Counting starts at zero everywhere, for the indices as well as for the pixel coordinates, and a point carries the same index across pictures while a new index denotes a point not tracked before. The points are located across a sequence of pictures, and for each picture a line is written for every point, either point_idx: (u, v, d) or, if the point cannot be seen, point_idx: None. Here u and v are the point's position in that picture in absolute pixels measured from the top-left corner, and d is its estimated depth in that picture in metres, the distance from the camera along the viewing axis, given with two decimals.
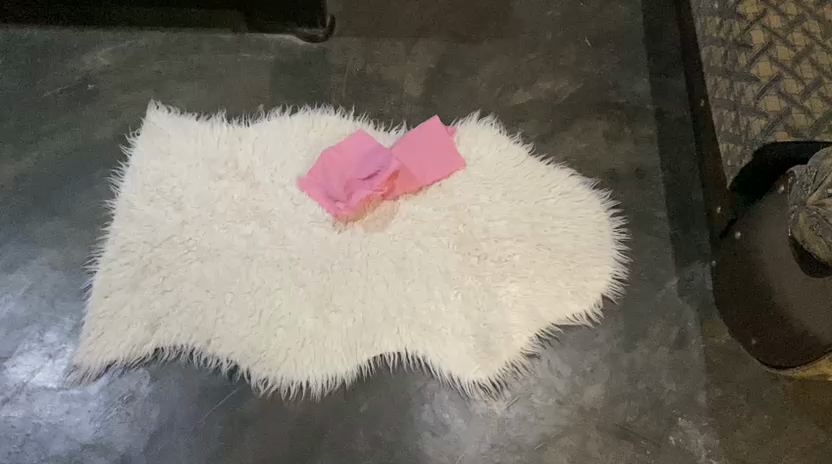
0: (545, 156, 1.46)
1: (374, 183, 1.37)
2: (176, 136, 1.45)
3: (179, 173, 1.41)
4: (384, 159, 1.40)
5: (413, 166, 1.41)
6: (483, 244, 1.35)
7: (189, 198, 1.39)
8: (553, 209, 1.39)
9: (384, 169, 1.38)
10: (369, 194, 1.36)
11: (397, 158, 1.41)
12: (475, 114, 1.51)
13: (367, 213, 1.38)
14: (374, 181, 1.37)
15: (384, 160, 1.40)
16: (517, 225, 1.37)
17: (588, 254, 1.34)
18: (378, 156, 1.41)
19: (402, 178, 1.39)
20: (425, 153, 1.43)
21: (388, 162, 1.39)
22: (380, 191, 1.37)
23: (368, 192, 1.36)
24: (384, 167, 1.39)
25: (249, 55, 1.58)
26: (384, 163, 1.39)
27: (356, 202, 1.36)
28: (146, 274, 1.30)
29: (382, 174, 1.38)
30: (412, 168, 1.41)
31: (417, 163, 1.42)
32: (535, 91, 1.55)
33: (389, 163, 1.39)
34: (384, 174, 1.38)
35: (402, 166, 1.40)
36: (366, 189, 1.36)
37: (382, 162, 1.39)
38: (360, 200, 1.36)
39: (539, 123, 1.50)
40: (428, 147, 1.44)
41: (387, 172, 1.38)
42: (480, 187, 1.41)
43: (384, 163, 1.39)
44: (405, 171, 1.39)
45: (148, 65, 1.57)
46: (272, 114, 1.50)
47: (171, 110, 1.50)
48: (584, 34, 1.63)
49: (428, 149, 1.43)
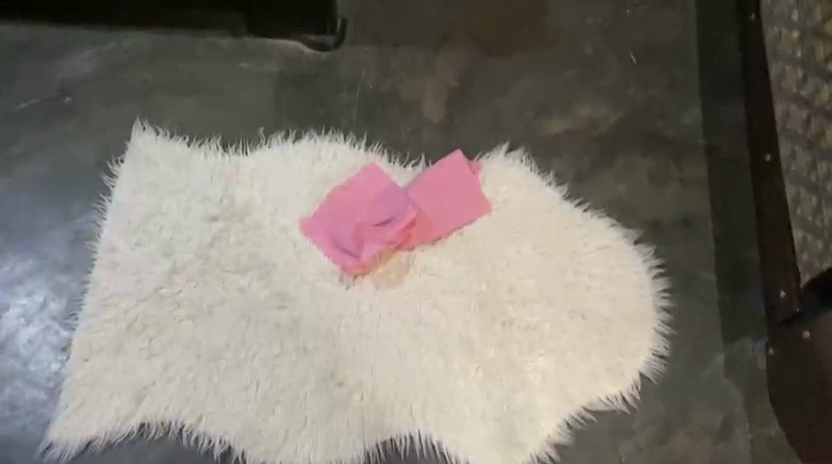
0: (581, 200, 1.29)
1: (386, 234, 1.22)
2: (165, 166, 1.29)
3: (169, 212, 1.25)
4: (398, 204, 1.24)
5: (431, 210, 1.25)
6: (509, 307, 1.20)
7: (180, 243, 1.23)
8: (589, 267, 1.23)
9: (398, 217, 1.23)
10: (381, 247, 1.22)
11: (413, 202, 1.25)
12: (502, 146, 1.33)
13: (380, 267, 1.23)
14: (386, 233, 1.22)
15: (399, 206, 1.24)
16: (547, 285, 1.21)
17: (626, 323, 1.19)
18: (392, 199, 1.25)
19: (417, 227, 1.24)
20: (445, 194, 1.26)
21: (402, 208, 1.24)
22: (393, 243, 1.22)
23: (379, 246, 1.22)
24: (398, 215, 1.23)
25: (248, 64, 1.38)
26: (398, 210, 1.24)
27: (367, 257, 1.22)
28: (131, 334, 1.17)
29: (396, 223, 1.22)
30: (430, 213, 1.25)
31: (436, 207, 1.25)
32: (572, 117, 1.36)
33: (403, 210, 1.23)
34: (398, 223, 1.22)
35: (419, 212, 1.24)
36: (377, 242, 1.22)
37: (396, 209, 1.24)
38: (370, 255, 1.22)
39: (574, 158, 1.33)
40: (448, 188, 1.27)
41: (401, 221, 1.22)
42: (508, 237, 1.25)
43: (398, 210, 1.23)
44: (421, 219, 1.24)
45: (134, 73, 1.37)
46: (273, 140, 1.32)
47: (159, 132, 1.32)
48: (631, 47, 1.42)
49: (448, 189, 1.27)
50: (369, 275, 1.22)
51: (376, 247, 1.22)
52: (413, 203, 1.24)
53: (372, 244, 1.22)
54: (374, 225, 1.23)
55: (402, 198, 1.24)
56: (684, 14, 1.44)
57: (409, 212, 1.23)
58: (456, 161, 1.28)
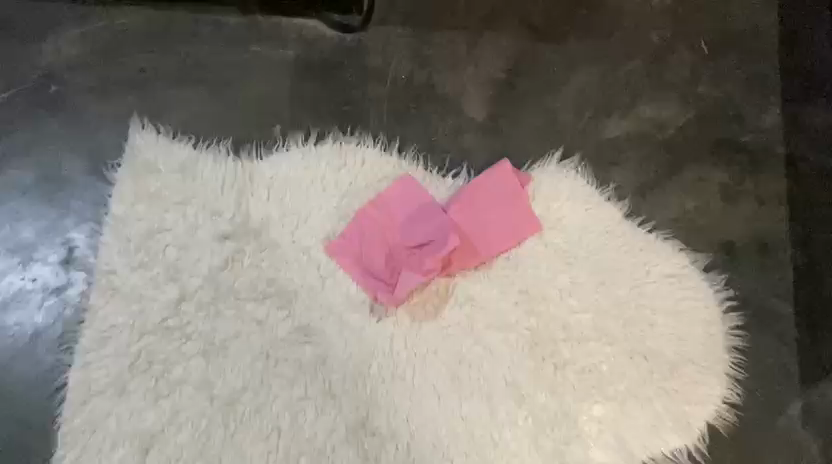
0: (644, 219, 1.13)
1: (424, 259, 1.06)
2: (168, 173, 1.12)
3: (174, 228, 1.10)
4: (437, 225, 1.08)
5: (474, 232, 1.09)
6: (562, 347, 1.06)
7: (187, 265, 1.08)
8: (653, 300, 1.09)
9: (438, 240, 1.07)
10: (419, 275, 1.06)
11: (454, 223, 1.09)
12: (555, 154, 1.16)
13: (416, 297, 1.07)
14: (424, 258, 1.06)
15: (438, 227, 1.08)
16: (606, 320, 1.07)
17: (693, 366, 1.06)
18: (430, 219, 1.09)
19: (459, 251, 1.08)
20: (490, 212, 1.10)
21: (442, 230, 1.08)
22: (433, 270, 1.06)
23: (417, 273, 1.06)
24: (438, 238, 1.08)
25: (261, 50, 1.19)
26: (437, 231, 1.08)
27: (402, 286, 1.06)
28: (134, 373, 1.03)
29: (435, 247, 1.07)
30: (473, 235, 1.09)
31: (480, 227, 1.09)
32: (635, 119, 1.18)
33: (443, 232, 1.08)
34: (438, 247, 1.07)
35: (460, 234, 1.09)
36: (414, 269, 1.06)
37: (435, 230, 1.08)
38: (406, 284, 1.06)
39: (637, 167, 1.16)
40: (494, 205, 1.11)
41: (442, 245, 1.06)
42: (562, 264, 1.09)
43: (437, 232, 1.08)
44: (463, 242, 1.08)
45: (131, 58, 1.18)
46: (292, 143, 1.15)
47: (161, 132, 1.15)
48: (702, 35, 1.23)
49: (494, 207, 1.11)
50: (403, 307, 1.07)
51: (413, 275, 1.06)
52: (453, 224, 1.09)
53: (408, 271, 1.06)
54: (408, 249, 1.08)
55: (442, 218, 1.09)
56: None
57: (450, 234, 1.07)
58: (503, 173, 1.12)
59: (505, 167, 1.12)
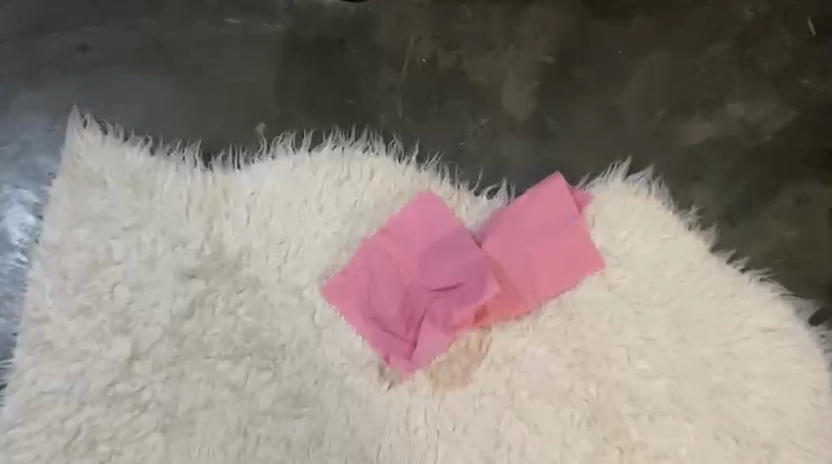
0: (733, 254, 0.88)
1: (450, 308, 0.82)
2: (117, 187, 0.86)
3: (125, 262, 0.84)
4: (469, 262, 0.83)
5: (518, 270, 0.84)
6: (630, 424, 0.82)
7: (142, 311, 0.83)
8: (744, 362, 0.84)
9: (470, 283, 0.82)
10: (444, 328, 0.82)
11: (491, 258, 0.84)
12: (621, 165, 0.90)
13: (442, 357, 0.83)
14: (451, 307, 0.82)
15: (470, 265, 0.83)
16: (686, 389, 0.83)
17: (796, 451, 0.82)
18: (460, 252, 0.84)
19: (498, 296, 0.83)
20: (539, 244, 0.84)
21: (475, 269, 0.83)
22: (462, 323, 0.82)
23: (442, 327, 0.82)
24: (470, 279, 0.82)
25: (240, 23, 0.92)
26: (469, 271, 0.83)
27: (423, 343, 0.82)
28: (71, 456, 0.79)
29: (467, 293, 0.82)
30: (517, 274, 0.84)
31: (526, 264, 0.84)
32: (722, 119, 0.92)
33: (477, 272, 0.82)
34: (470, 293, 0.82)
35: (499, 273, 0.83)
36: (439, 321, 0.82)
37: (467, 269, 0.83)
38: (428, 341, 0.82)
39: (725, 185, 0.90)
40: (544, 233, 0.84)
41: (475, 290, 0.82)
42: (629, 313, 0.85)
43: (469, 271, 0.83)
44: (503, 284, 0.83)
45: (70, 33, 0.91)
46: (279, 148, 0.88)
47: (109, 131, 0.88)
48: (809, 10, 0.95)
49: (545, 236, 0.84)
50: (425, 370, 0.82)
51: (437, 328, 0.82)
52: (490, 260, 0.84)
53: (431, 323, 0.82)
54: (431, 292, 0.83)
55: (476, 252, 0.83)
56: None
57: (485, 274, 0.82)
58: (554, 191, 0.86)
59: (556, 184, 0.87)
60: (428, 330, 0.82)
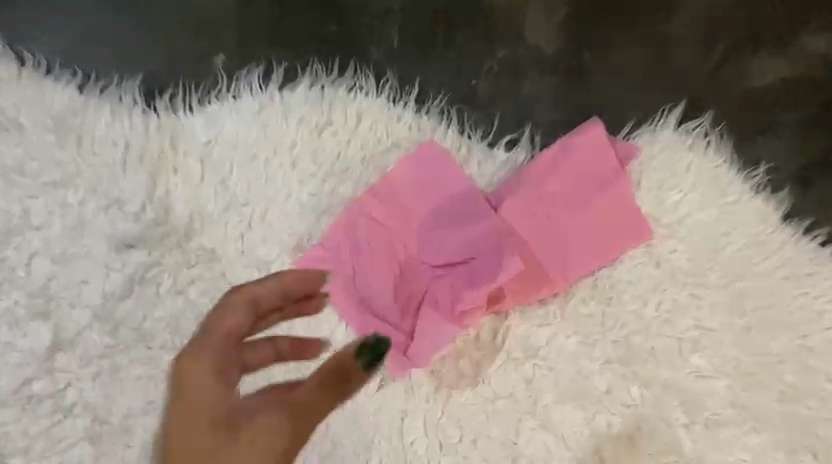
0: (812, 223, 0.71)
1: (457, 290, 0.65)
2: (36, 133, 0.68)
3: (45, 228, 0.66)
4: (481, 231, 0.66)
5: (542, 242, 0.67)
6: (680, 433, 0.66)
7: (67, 290, 0.66)
8: (825, 358, 0.67)
9: (482, 258, 0.65)
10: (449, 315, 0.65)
11: (509, 227, 0.66)
12: (673, 111, 0.72)
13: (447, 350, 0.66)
14: (458, 288, 0.65)
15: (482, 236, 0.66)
16: (751, 392, 0.66)
17: None
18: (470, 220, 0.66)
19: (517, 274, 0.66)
20: (570, 209, 0.67)
21: (489, 240, 0.66)
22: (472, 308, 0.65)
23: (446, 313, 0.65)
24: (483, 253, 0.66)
25: None
26: (482, 242, 0.66)
27: (422, 334, 0.65)
28: None
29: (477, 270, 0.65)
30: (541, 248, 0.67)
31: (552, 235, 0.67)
32: (802, 54, 0.72)
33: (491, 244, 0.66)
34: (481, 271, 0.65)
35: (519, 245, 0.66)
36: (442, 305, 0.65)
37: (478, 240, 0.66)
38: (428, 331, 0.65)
39: (802, 136, 0.72)
40: (575, 195, 0.67)
41: (488, 267, 0.65)
42: (681, 296, 0.67)
43: (482, 243, 0.66)
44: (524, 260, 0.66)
45: None
46: (244, 85, 0.70)
47: (28, 63, 0.70)
48: None
49: (576, 199, 0.67)
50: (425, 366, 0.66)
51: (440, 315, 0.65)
52: (507, 230, 0.66)
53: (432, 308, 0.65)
54: (432, 269, 0.66)
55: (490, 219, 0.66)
56: None
57: (502, 247, 0.65)
58: (590, 142, 0.68)
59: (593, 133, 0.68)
60: (429, 318, 0.65)
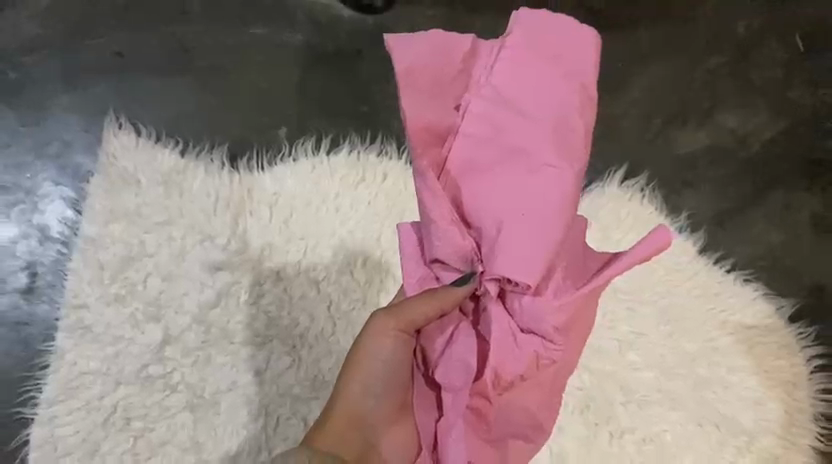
0: (720, 255, 0.96)
1: (472, 334, 0.55)
2: (149, 184, 0.93)
3: (156, 251, 0.91)
4: (418, 273, 0.57)
5: (520, 146, 0.52)
6: (619, 410, 0.89)
7: (172, 300, 0.90)
8: (727, 355, 0.91)
9: (479, 289, 0.53)
10: (465, 385, 0.54)
11: (455, 174, 0.53)
12: (617, 172, 0.96)
13: (490, 410, 0.55)
14: (455, 327, 0.56)
15: (425, 279, 0.57)
16: (672, 381, 0.90)
17: (773, 438, 0.89)
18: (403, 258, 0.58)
19: (520, 238, 0.50)
20: (488, 125, 0.53)
21: (437, 225, 0.52)
22: (521, 348, 0.53)
23: (461, 367, 0.54)
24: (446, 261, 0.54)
25: (266, 32, 1.01)
26: (438, 273, 0.55)
27: (446, 434, 0.55)
28: (108, 432, 0.87)
29: (500, 317, 0.53)
30: (577, 151, 0.51)
31: (534, 133, 0.52)
32: (715, 129, 1.00)
33: (445, 238, 0.52)
34: (520, 256, 0.49)
35: (479, 176, 0.53)
36: (452, 359, 0.55)
37: (422, 282, 0.57)
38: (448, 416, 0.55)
39: (716, 192, 0.98)
40: (483, 110, 0.53)
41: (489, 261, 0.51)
42: (621, 309, 0.92)
43: (438, 275, 0.56)
44: (578, 185, 0.51)
45: (105, 39, 1.00)
46: (299, 151, 0.95)
47: (142, 133, 0.96)
48: (796, 26, 1.04)
49: (551, 92, 0.52)
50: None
51: (438, 341, 0.58)
52: (426, 194, 0.51)
53: (443, 363, 0.56)
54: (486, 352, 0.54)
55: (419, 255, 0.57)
56: None
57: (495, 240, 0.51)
58: (439, 68, 0.52)
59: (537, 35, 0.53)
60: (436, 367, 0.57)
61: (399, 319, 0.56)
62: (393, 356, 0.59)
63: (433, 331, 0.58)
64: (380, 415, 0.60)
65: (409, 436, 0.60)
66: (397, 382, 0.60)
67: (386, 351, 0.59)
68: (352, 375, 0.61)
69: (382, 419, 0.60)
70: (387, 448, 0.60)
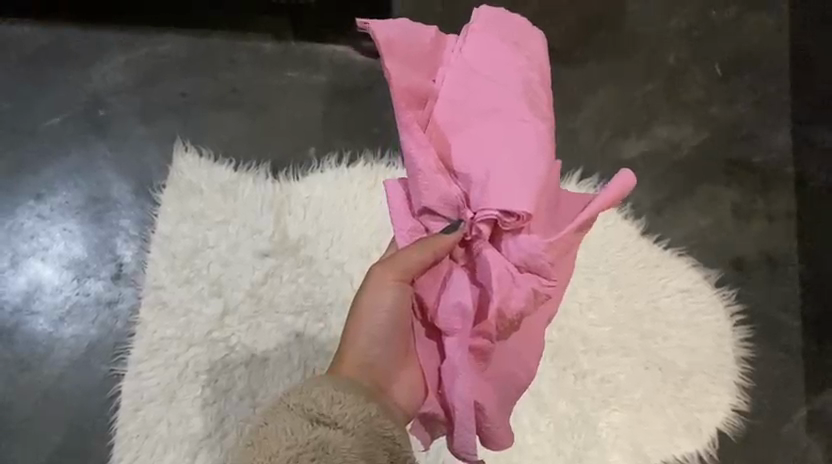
0: (659, 236, 1.21)
1: (467, 278, 0.69)
2: (211, 192, 1.20)
3: (217, 243, 1.17)
4: (408, 224, 0.73)
5: (493, 107, 0.70)
6: (581, 357, 1.13)
7: (230, 280, 1.16)
8: (666, 313, 1.16)
9: (469, 235, 0.68)
10: (469, 326, 0.67)
11: (443, 130, 0.71)
12: (575, 173, 1.23)
13: (489, 348, 0.68)
14: (448, 272, 0.70)
15: (413, 230, 0.72)
16: (623, 333, 1.14)
17: (704, 376, 1.13)
18: (391, 214, 0.73)
19: (502, 181, 0.67)
20: (464, 92, 0.71)
21: (426, 174, 0.68)
22: (520, 286, 0.66)
23: (461, 311, 0.68)
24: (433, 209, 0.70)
25: (297, 74, 1.28)
26: (426, 224, 0.71)
27: (453, 374, 0.69)
28: (183, 382, 1.11)
29: (497, 261, 0.66)
30: (541, 109, 0.71)
31: (507, 95, 0.71)
32: (652, 139, 1.26)
33: (432, 185, 0.68)
34: (512, 188, 0.66)
35: (465, 129, 0.70)
36: (451, 301, 0.69)
37: (412, 232, 0.73)
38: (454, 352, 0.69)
39: (654, 188, 1.24)
40: (459, 82, 0.72)
41: (479, 198, 0.67)
42: (582, 278, 1.16)
43: (427, 225, 0.71)
44: (549, 131, 0.70)
45: (171, 83, 1.27)
46: (326, 164, 1.22)
47: (203, 154, 1.23)
48: (715, 58, 1.31)
49: (511, 67, 0.72)
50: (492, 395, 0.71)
51: (433, 287, 0.71)
52: (417, 146, 0.68)
53: (443, 310, 0.69)
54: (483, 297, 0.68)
55: (407, 209, 0.73)
56: (774, 21, 1.32)
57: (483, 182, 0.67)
58: (415, 46, 0.71)
59: (495, 27, 0.74)
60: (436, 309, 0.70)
61: (395, 267, 0.70)
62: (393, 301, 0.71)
63: (427, 280, 0.71)
64: (386, 358, 0.73)
65: (418, 377, 0.73)
66: (400, 328, 0.72)
67: (384, 299, 0.71)
68: (355, 327, 0.73)
69: (389, 361, 0.73)
70: (397, 387, 0.73)
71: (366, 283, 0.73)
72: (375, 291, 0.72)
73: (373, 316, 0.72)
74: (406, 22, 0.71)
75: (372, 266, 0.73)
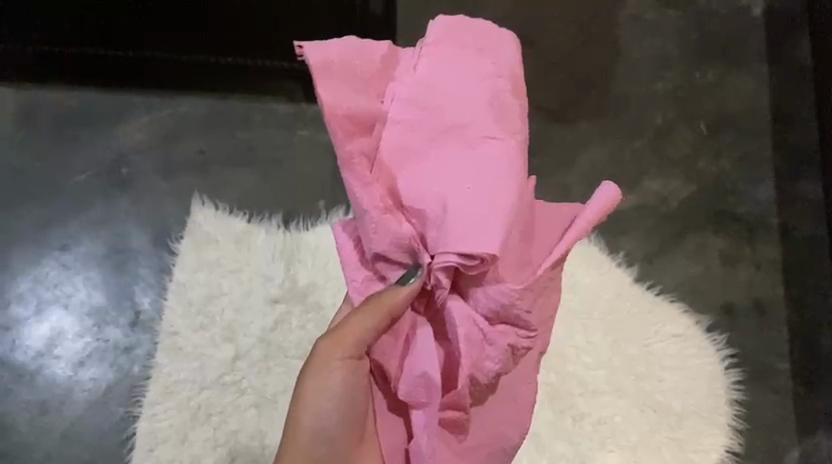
0: (652, 283, 1.27)
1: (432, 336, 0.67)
2: (226, 242, 1.27)
3: (230, 290, 1.24)
4: (360, 274, 0.71)
5: (454, 130, 0.66)
6: (577, 400, 1.17)
7: (243, 325, 1.22)
8: (660, 357, 1.20)
9: (428, 283, 0.65)
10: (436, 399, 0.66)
11: (393, 159, 0.65)
12: None
13: (460, 416, 0.68)
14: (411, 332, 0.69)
15: (368, 281, 0.71)
16: (618, 376, 1.19)
17: (697, 417, 1.17)
18: (341, 260, 0.71)
19: (459, 221, 0.62)
20: (422, 113, 0.66)
21: (372, 214, 0.63)
22: (493, 344, 0.65)
23: (426, 381, 0.66)
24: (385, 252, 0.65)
25: (309, 133, 1.37)
26: (383, 272, 0.68)
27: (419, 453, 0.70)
28: (195, 424, 1.16)
29: (466, 323, 0.64)
30: (513, 123, 0.67)
31: (470, 114, 0.66)
32: (642, 192, 1.33)
33: (382, 227, 0.63)
34: (475, 226, 0.62)
35: (421, 156, 0.66)
36: (416, 370, 0.67)
37: (366, 282, 0.71)
38: (422, 423, 0.68)
39: (645, 237, 1.30)
40: (415, 102, 0.66)
41: (438, 238, 0.63)
42: (579, 324, 1.21)
43: (384, 274, 0.69)
44: (519, 148, 0.66)
45: (191, 141, 1.36)
46: (334, 217, 1.30)
47: (219, 207, 1.31)
48: (701, 116, 1.39)
49: (475, 81, 0.67)
50: (466, 459, 0.71)
51: (394, 349, 0.70)
52: (359, 184, 0.63)
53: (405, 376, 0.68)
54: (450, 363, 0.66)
55: (358, 258, 0.71)
56: (754, 82, 1.41)
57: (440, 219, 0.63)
58: (360, 65, 0.65)
59: (456, 37, 0.69)
60: (398, 375, 0.69)
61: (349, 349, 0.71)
62: (342, 380, 0.73)
63: (385, 342, 0.71)
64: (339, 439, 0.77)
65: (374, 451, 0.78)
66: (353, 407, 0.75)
67: (333, 382, 0.74)
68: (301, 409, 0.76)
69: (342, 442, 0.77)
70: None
71: (312, 363, 0.74)
72: (323, 376, 0.74)
73: (324, 401, 0.75)
74: (347, 41, 0.65)
75: (317, 348, 0.74)
